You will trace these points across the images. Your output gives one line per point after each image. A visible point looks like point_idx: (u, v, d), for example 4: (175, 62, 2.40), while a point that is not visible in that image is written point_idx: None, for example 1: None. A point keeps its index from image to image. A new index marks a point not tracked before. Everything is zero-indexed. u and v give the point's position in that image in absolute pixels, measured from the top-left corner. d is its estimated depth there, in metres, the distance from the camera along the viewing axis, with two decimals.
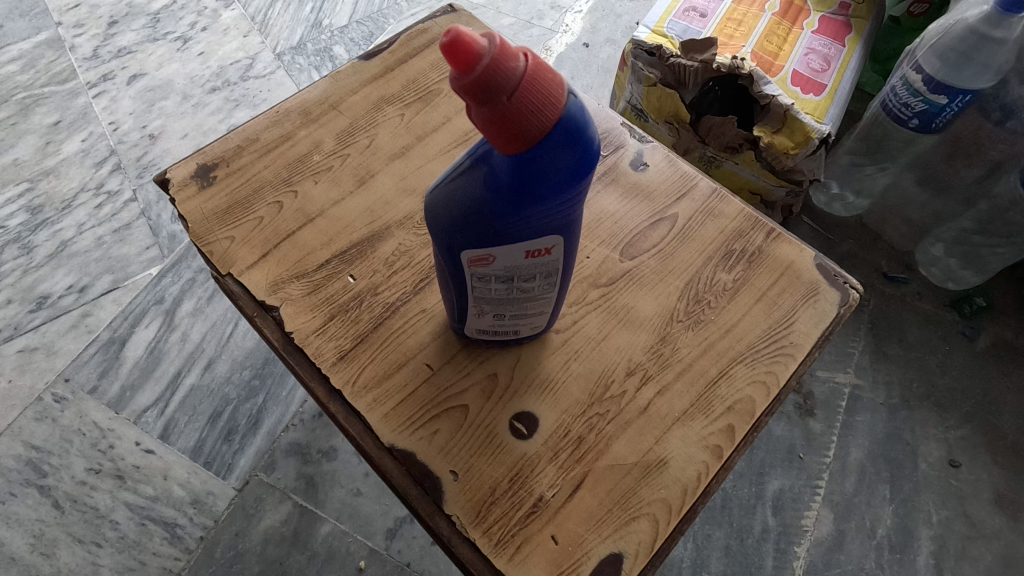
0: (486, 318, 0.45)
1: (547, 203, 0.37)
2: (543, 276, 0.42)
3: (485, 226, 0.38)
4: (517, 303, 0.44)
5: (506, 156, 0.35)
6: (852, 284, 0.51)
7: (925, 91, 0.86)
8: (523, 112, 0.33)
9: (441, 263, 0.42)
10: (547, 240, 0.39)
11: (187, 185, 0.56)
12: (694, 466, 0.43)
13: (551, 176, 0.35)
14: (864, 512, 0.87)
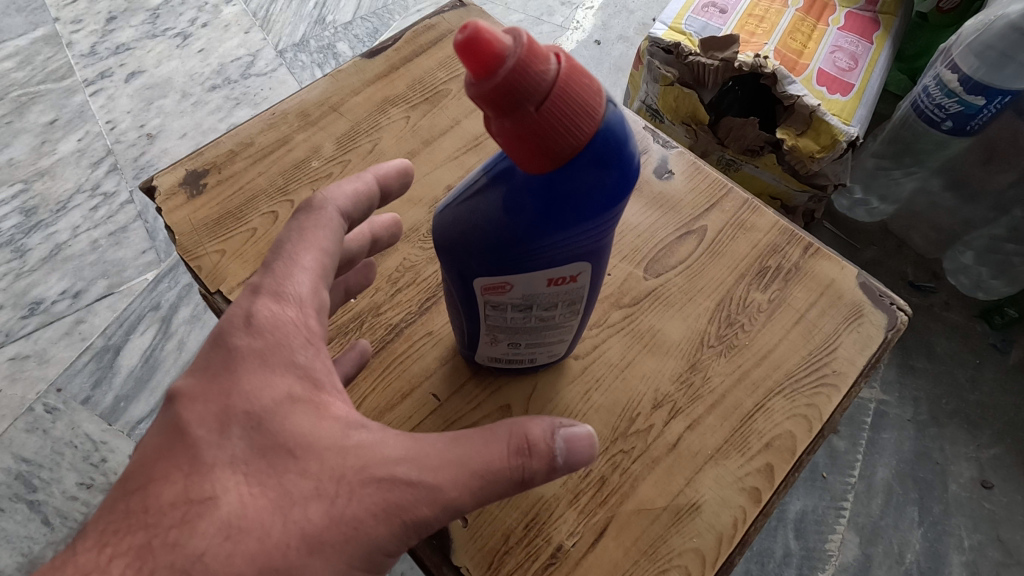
0: (500, 345, 0.43)
1: (575, 229, 0.33)
2: (566, 304, 0.39)
3: (503, 251, 0.34)
4: (534, 331, 0.41)
5: (528, 176, 0.32)
6: (898, 304, 0.50)
7: (961, 91, 0.81)
8: (554, 124, 0.29)
9: (454, 288, 0.39)
10: (572, 268, 0.36)
11: (176, 194, 0.52)
12: (729, 512, 0.43)
13: (581, 199, 0.32)
14: (891, 536, 0.83)
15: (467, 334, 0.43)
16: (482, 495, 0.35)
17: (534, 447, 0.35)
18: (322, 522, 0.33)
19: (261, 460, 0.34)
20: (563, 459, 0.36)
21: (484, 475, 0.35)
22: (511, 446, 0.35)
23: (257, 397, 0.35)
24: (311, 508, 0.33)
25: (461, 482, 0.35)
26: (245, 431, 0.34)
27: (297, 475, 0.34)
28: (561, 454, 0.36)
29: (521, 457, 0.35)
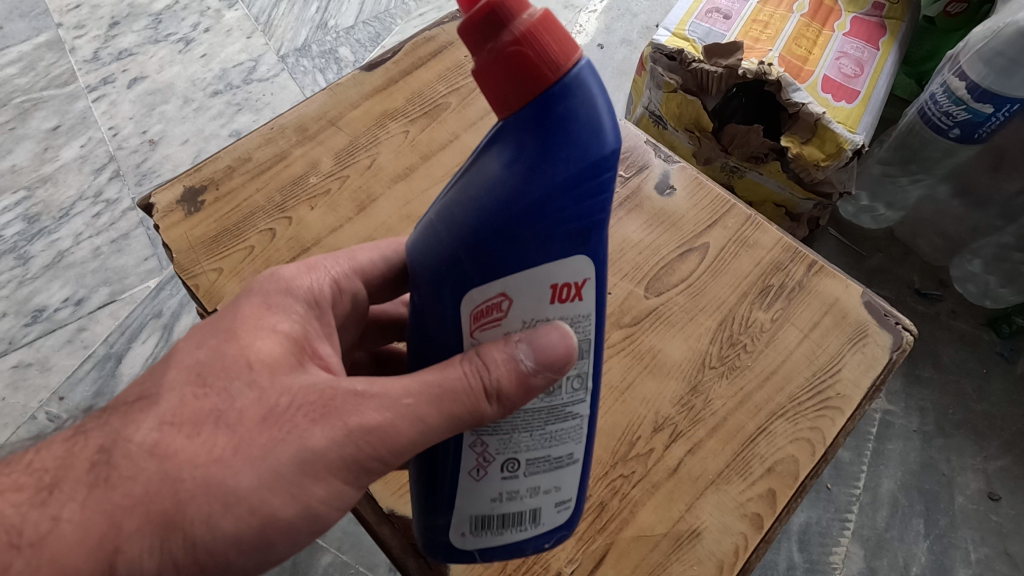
0: (497, 473, 0.38)
1: (573, 173, 0.32)
2: (571, 330, 0.36)
3: (498, 212, 0.33)
4: (530, 428, 0.37)
5: (519, 119, 0.32)
6: (904, 324, 0.49)
7: (969, 99, 0.80)
8: (540, 42, 0.30)
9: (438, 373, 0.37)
10: (575, 240, 0.34)
11: (173, 211, 0.53)
12: (730, 539, 0.43)
13: (577, 132, 0.31)
14: (896, 549, 0.82)
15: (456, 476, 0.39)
16: (460, 401, 0.35)
17: (517, 352, 0.35)
18: (254, 426, 0.35)
19: (203, 374, 0.37)
20: (541, 370, 0.35)
21: (466, 376, 0.35)
22: (496, 347, 0.35)
23: (245, 323, 0.39)
24: (246, 412, 0.35)
25: (450, 378, 0.35)
26: (218, 342, 0.38)
27: (241, 383, 0.36)
28: (537, 367, 0.35)
29: (502, 360, 0.35)
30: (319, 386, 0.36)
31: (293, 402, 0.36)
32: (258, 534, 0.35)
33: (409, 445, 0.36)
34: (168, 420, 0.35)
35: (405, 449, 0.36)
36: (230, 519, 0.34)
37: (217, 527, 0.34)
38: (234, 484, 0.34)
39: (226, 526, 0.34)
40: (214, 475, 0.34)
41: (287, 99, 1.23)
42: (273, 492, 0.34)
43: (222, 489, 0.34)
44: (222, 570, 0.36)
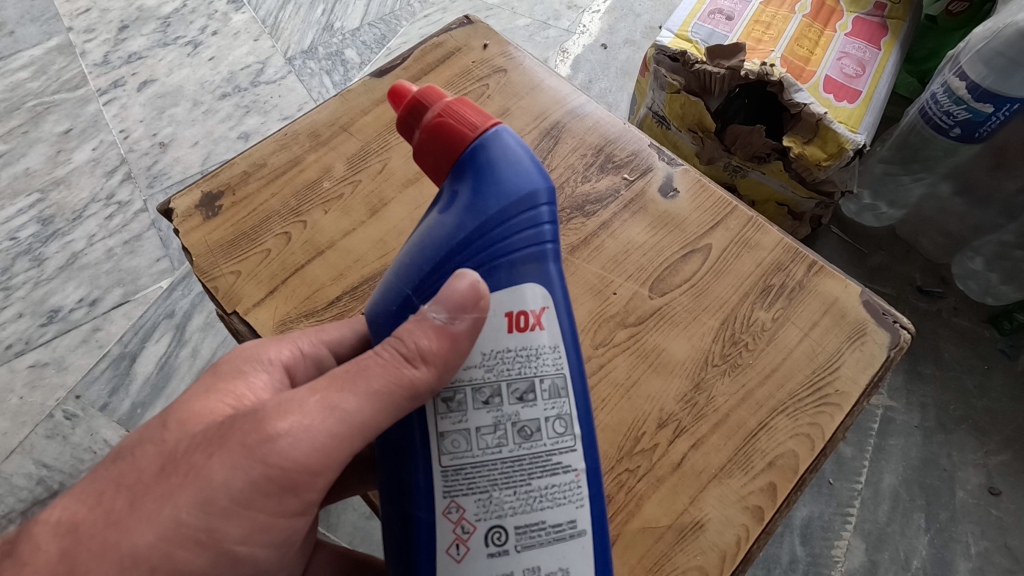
0: (483, 550, 0.37)
1: (505, 204, 0.39)
2: (546, 361, 0.39)
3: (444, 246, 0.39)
4: (513, 484, 0.37)
5: (457, 176, 0.41)
6: (902, 323, 0.50)
7: (969, 99, 0.81)
8: (457, 118, 0.41)
9: (412, 427, 0.39)
10: (521, 266, 0.39)
11: (192, 216, 0.55)
12: (732, 530, 0.44)
13: (503, 173, 0.39)
14: (897, 543, 0.84)
15: (438, 564, 0.37)
16: (386, 382, 0.36)
17: (429, 312, 0.37)
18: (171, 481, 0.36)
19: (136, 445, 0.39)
20: (456, 316, 0.36)
21: (383, 350, 0.36)
22: (412, 320, 0.37)
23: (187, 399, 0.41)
24: (165, 469, 0.36)
25: (369, 359, 0.37)
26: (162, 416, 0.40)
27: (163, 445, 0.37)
28: (451, 315, 0.36)
29: (418, 326, 0.36)
30: (213, 431, 0.36)
31: (192, 451, 0.36)
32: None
33: (323, 451, 0.36)
34: (74, 500, 0.37)
35: (321, 456, 0.36)
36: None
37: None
38: (132, 547, 0.35)
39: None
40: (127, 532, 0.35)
41: (295, 101, 1.24)
42: (178, 545, 0.35)
43: (119, 554, 0.35)
44: None
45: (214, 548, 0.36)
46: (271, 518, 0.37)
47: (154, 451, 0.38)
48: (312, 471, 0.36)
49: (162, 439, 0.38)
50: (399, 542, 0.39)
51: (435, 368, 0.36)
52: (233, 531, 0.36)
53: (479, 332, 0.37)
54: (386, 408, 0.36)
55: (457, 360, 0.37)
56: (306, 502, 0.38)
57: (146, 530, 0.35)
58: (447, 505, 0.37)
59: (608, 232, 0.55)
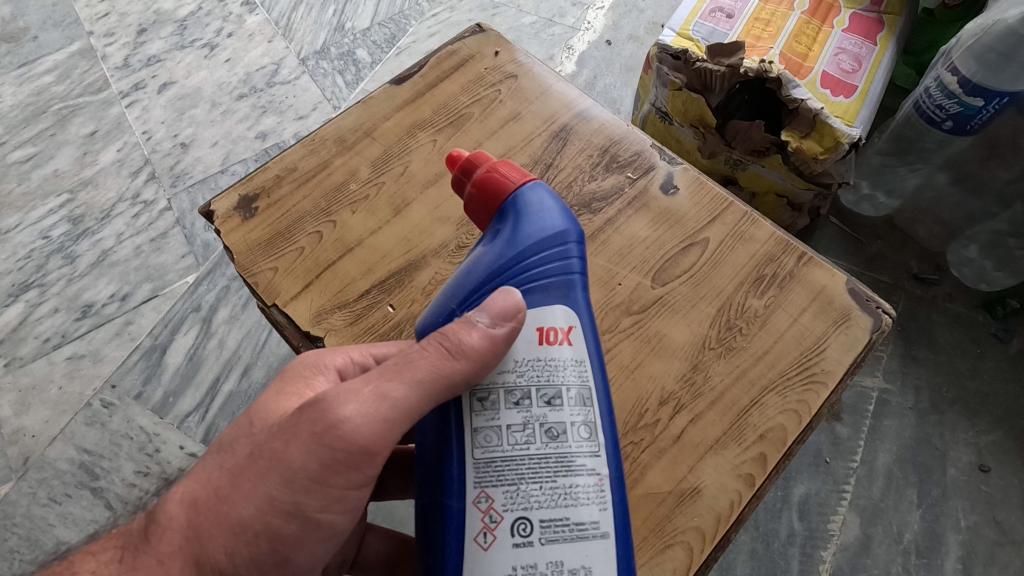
0: (509, 540, 0.40)
1: (539, 239, 0.46)
2: (572, 371, 0.43)
3: (486, 273, 0.46)
4: (540, 479, 0.41)
5: (496, 219, 0.48)
6: (884, 308, 0.54)
7: (960, 93, 0.84)
8: (502, 170, 0.49)
9: (452, 426, 0.43)
10: (553, 289, 0.45)
11: (231, 217, 0.61)
12: (727, 495, 0.49)
13: (537, 214, 0.47)
14: (891, 517, 0.88)
15: (467, 551, 0.41)
16: (430, 374, 0.41)
17: (473, 318, 0.42)
18: (254, 463, 0.42)
19: (229, 436, 0.46)
20: (498, 322, 0.42)
21: (429, 344, 0.41)
22: (456, 322, 0.42)
23: (267, 393, 0.48)
24: (250, 452, 0.43)
25: (416, 353, 0.42)
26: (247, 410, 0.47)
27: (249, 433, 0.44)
28: (493, 320, 0.42)
29: (463, 327, 0.42)
30: (286, 420, 0.42)
31: (271, 438, 0.42)
32: (274, 549, 0.42)
33: (380, 435, 0.41)
34: (191, 481, 0.45)
35: (377, 439, 0.41)
36: (243, 545, 0.42)
37: (237, 554, 0.42)
38: (238, 516, 0.42)
39: (243, 553, 0.42)
40: (227, 507, 0.42)
41: (309, 101, 1.28)
42: (272, 514, 0.42)
43: (230, 522, 0.42)
44: None
45: (301, 517, 0.42)
46: (345, 490, 0.42)
47: (246, 437, 0.44)
48: (370, 453, 0.41)
49: (250, 433, 0.45)
50: (432, 533, 0.42)
51: (473, 362, 0.41)
52: (312, 504, 0.42)
53: (515, 338, 0.42)
54: (427, 395, 0.41)
55: (493, 359, 0.42)
56: (368, 476, 0.43)
57: (247, 502, 0.42)
58: (476, 495, 0.41)
59: (614, 228, 0.59)
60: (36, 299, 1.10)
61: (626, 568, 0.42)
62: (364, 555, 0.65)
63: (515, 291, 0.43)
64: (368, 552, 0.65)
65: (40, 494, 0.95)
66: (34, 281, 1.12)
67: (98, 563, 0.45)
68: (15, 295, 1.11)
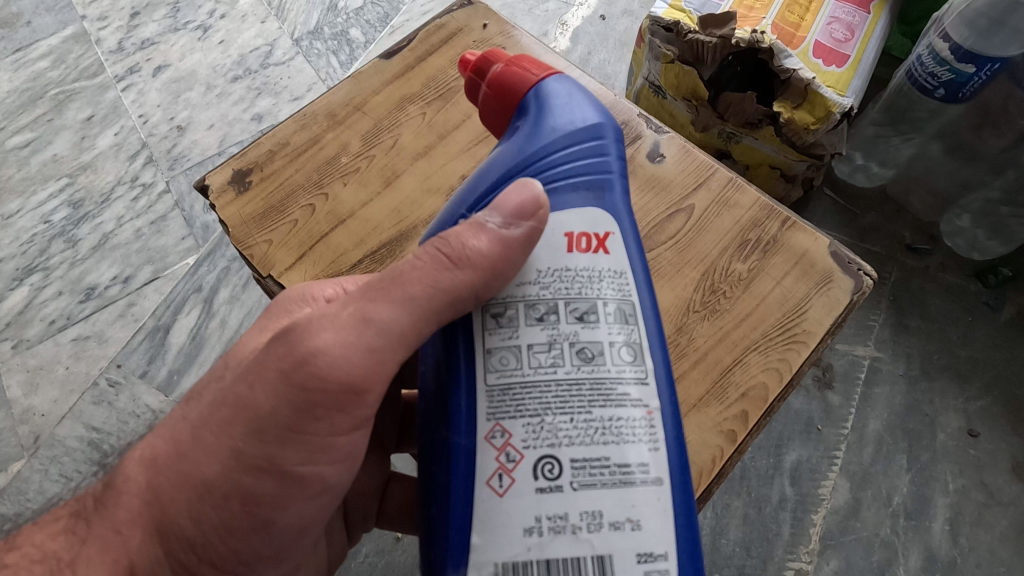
0: (531, 484, 0.38)
1: (567, 133, 0.45)
2: (609, 283, 0.42)
3: (507, 169, 0.45)
4: (569, 409, 0.39)
5: (520, 114, 0.48)
6: (865, 270, 0.56)
7: (952, 60, 0.83)
8: (519, 67, 0.48)
9: (462, 354, 0.42)
10: (587, 188, 0.44)
11: (226, 192, 0.62)
12: (709, 450, 0.51)
13: (565, 108, 0.46)
14: (880, 481, 0.90)
15: (482, 495, 0.39)
16: (437, 286, 0.40)
17: (484, 219, 0.42)
18: (217, 413, 0.43)
19: (192, 394, 0.47)
20: (511, 222, 0.41)
21: (429, 251, 0.41)
22: (465, 225, 0.42)
23: (241, 346, 0.49)
24: (213, 402, 0.44)
25: (416, 261, 0.42)
26: (214, 367, 0.49)
27: (214, 381, 0.46)
28: (506, 222, 0.41)
29: (472, 231, 0.42)
30: (252, 363, 0.43)
31: (236, 384, 0.43)
32: (247, 510, 0.44)
33: (367, 366, 0.41)
34: (151, 440, 0.47)
35: (363, 371, 0.41)
36: (208, 504, 0.44)
37: (205, 518, 0.44)
38: (203, 476, 0.43)
39: (212, 515, 0.44)
40: (189, 465, 0.44)
41: (304, 82, 1.28)
42: (242, 472, 0.43)
43: (192, 482, 0.44)
44: (209, 550, 0.45)
45: (275, 472, 0.43)
46: (329, 437, 0.43)
47: (213, 385, 0.46)
48: (353, 391, 0.41)
49: (216, 381, 0.46)
50: (439, 469, 0.41)
51: (479, 271, 0.41)
52: (289, 457, 0.42)
53: (534, 241, 0.41)
54: (424, 306, 0.41)
55: (505, 265, 0.41)
56: (359, 418, 0.43)
57: (211, 461, 0.43)
58: (491, 429, 0.40)
59: None
60: (40, 283, 1.12)
61: (685, 524, 0.39)
62: (387, 507, 0.66)
63: (534, 184, 0.42)
64: (389, 504, 0.66)
65: (52, 470, 0.98)
66: (37, 265, 1.13)
67: (48, 533, 0.50)
68: (19, 279, 1.12)
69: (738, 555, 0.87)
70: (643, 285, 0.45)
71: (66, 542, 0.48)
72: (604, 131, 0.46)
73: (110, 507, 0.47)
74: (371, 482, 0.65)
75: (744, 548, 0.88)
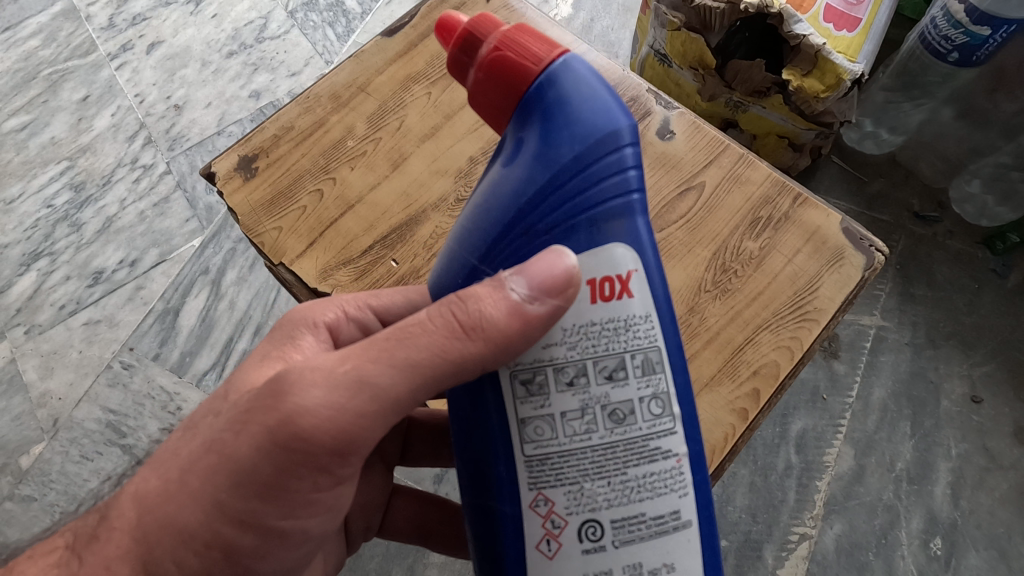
0: (577, 547, 0.40)
1: (580, 154, 0.40)
2: (638, 330, 0.40)
3: (517, 205, 0.40)
4: (607, 472, 0.40)
5: (523, 121, 0.42)
6: (877, 246, 0.56)
7: (967, 23, 0.81)
8: (521, 49, 0.42)
9: (493, 416, 0.41)
10: (609, 220, 0.40)
11: (233, 178, 0.62)
12: (721, 428, 0.52)
13: (577, 121, 0.40)
14: (884, 448, 0.92)
15: (532, 558, 0.41)
16: (446, 357, 0.39)
17: (508, 283, 0.39)
18: (207, 458, 0.44)
19: (188, 426, 0.48)
20: (534, 296, 0.38)
21: (441, 313, 0.40)
22: (485, 284, 0.40)
23: (237, 376, 0.48)
24: (204, 443, 0.45)
25: (427, 322, 0.40)
26: (212, 399, 0.49)
27: (208, 419, 0.46)
28: (529, 295, 0.38)
29: (490, 295, 0.39)
30: (240, 412, 0.43)
31: (223, 432, 0.43)
32: (228, 559, 0.45)
33: (354, 432, 0.40)
34: (148, 471, 0.48)
35: (350, 436, 0.41)
36: (190, 549, 0.45)
37: (185, 564, 0.45)
38: (185, 523, 0.44)
39: (193, 561, 0.45)
40: (173, 510, 0.45)
41: (301, 56, 1.26)
42: (223, 523, 0.44)
43: (176, 527, 0.44)
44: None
45: (255, 526, 0.44)
46: (315, 493, 0.44)
47: (207, 422, 0.46)
48: (340, 452, 0.41)
49: (213, 418, 0.46)
50: (487, 532, 0.42)
51: (490, 344, 0.39)
52: (270, 514, 0.44)
53: (555, 317, 0.39)
54: (427, 372, 0.40)
55: (520, 339, 0.39)
56: (342, 476, 0.44)
57: (195, 509, 0.44)
58: (534, 498, 0.40)
59: None
60: (46, 268, 1.12)
61: (712, 558, 0.41)
62: (392, 521, 0.68)
63: (568, 255, 0.39)
64: (395, 519, 0.68)
65: (73, 452, 1.00)
66: (43, 250, 1.13)
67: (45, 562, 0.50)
68: (26, 264, 1.13)
69: (744, 521, 0.90)
70: (668, 324, 0.42)
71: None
72: (623, 142, 0.40)
73: (107, 539, 0.47)
74: (377, 498, 0.66)
75: (750, 514, 0.90)
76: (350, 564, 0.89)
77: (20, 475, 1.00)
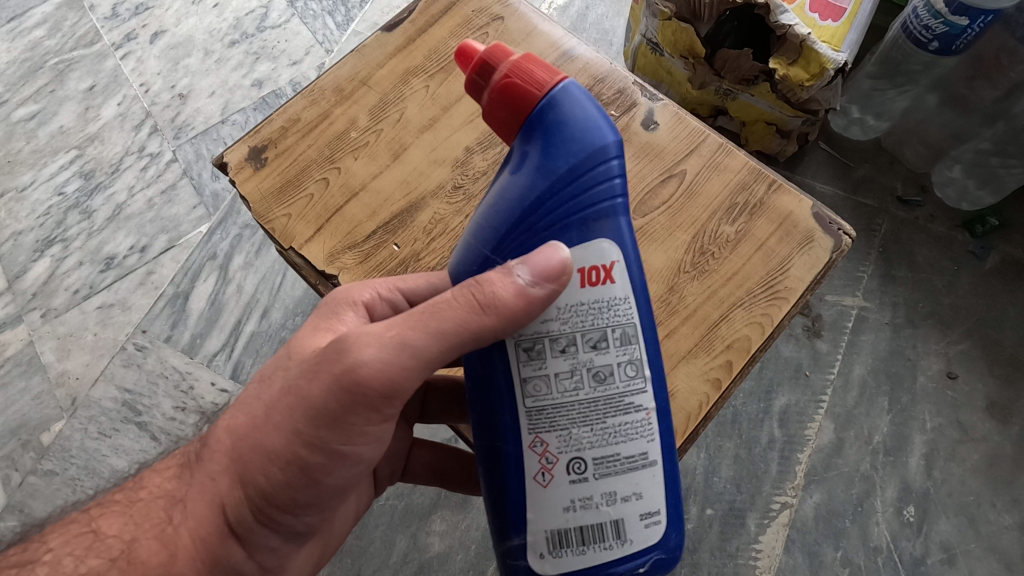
0: (565, 478, 0.45)
1: (574, 165, 0.44)
2: (615, 310, 0.45)
3: (520, 208, 0.45)
4: (592, 420, 0.44)
5: (525, 136, 0.46)
6: (845, 230, 0.60)
7: (946, 13, 0.84)
8: (525, 74, 0.46)
9: (498, 372, 0.45)
10: (595, 221, 0.45)
11: (244, 168, 0.65)
12: (696, 397, 0.56)
13: (572, 138, 0.44)
14: (863, 421, 0.97)
15: (529, 488, 0.45)
16: (466, 328, 0.43)
17: (515, 270, 0.43)
18: (285, 397, 0.48)
19: (260, 375, 0.53)
20: (538, 281, 0.42)
21: (462, 292, 0.44)
22: (498, 270, 0.44)
23: (298, 335, 0.53)
24: (282, 385, 0.49)
25: (451, 300, 0.44)
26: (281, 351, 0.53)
27: (280, 368, 0.51)
28: (534, 280, 0.42)
29: (502, 278, 0.43)
30: (312, 361, 0.48)
31: (297, 379, 0.48)
32: (305, 475, 0.49)
33: (398, 384, 0.45)
34: (234, 411, 0.52)
35: (397, 386, 0.45)
36: (276, 468, 0.49)
37: (273, 477, 0.49)
38: (270, 445, 0.48)
39: (278, 476, 0.49)
40: (260, 437, 0.49)
41: (301, 45, 1.28)
42: (303, 446, 0.48)
43: (263, 450, 0.49)
44: (278, 500, 0.50)
45: (324, 449, 0.48)
46: (373, 427, 0.48)
47: (280, 373, 0.50)
48: (393, 396, 0.46)
49: (286, 366, 0.51)
50: (492, 471, 0.47)
51: (502, 319, 0.43)
52: (335, 439, 0.47)
53: (551, 302, 0.43)
54: (453, 340, 0.44)
55: (526, 315, 0.43)
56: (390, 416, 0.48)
57: (278, 436, 0.48)
58: (533, 440, 0.45)
59: None
60: (60, 253, 1.16)
61: (673, 498, 0.46)
62: (413, 467, 0.73)
63: (562, 249, 0.43)
64: (415, 465, 0.73)
65: (91, 429, 1.05)
66: (55, 236, 1.17)
67: (164, 478, 0.56)
68: (40, 250, 1.17)
69: (728, 491, 0.95)
70: (644, 307, 0.47)
71: (176, 485, 0.55)
72: (609, 156, 0.45)
73: (210, 461, 0.53)
74: (398, 448, 0.71)
75: (734, 484, 0.95)
76: (357, 531, 0.94)
77: (43, 451, 1.05)
